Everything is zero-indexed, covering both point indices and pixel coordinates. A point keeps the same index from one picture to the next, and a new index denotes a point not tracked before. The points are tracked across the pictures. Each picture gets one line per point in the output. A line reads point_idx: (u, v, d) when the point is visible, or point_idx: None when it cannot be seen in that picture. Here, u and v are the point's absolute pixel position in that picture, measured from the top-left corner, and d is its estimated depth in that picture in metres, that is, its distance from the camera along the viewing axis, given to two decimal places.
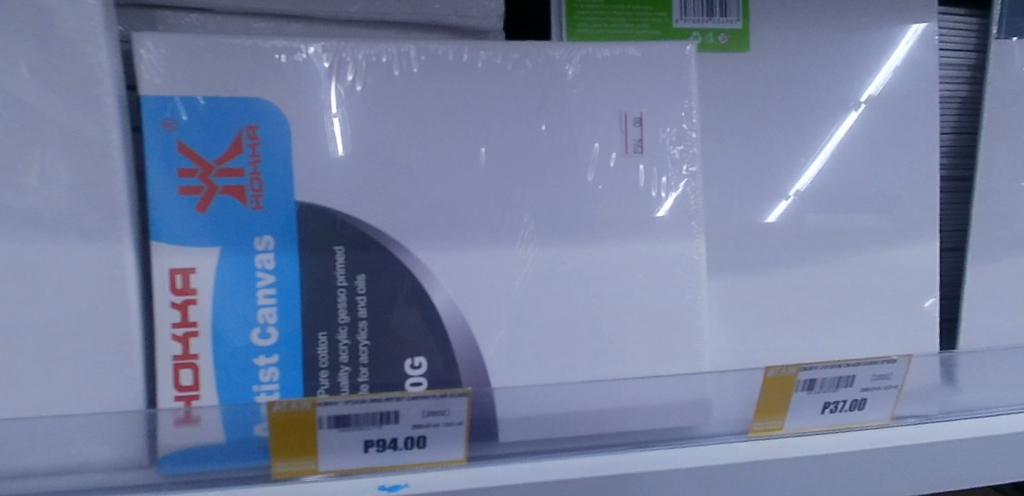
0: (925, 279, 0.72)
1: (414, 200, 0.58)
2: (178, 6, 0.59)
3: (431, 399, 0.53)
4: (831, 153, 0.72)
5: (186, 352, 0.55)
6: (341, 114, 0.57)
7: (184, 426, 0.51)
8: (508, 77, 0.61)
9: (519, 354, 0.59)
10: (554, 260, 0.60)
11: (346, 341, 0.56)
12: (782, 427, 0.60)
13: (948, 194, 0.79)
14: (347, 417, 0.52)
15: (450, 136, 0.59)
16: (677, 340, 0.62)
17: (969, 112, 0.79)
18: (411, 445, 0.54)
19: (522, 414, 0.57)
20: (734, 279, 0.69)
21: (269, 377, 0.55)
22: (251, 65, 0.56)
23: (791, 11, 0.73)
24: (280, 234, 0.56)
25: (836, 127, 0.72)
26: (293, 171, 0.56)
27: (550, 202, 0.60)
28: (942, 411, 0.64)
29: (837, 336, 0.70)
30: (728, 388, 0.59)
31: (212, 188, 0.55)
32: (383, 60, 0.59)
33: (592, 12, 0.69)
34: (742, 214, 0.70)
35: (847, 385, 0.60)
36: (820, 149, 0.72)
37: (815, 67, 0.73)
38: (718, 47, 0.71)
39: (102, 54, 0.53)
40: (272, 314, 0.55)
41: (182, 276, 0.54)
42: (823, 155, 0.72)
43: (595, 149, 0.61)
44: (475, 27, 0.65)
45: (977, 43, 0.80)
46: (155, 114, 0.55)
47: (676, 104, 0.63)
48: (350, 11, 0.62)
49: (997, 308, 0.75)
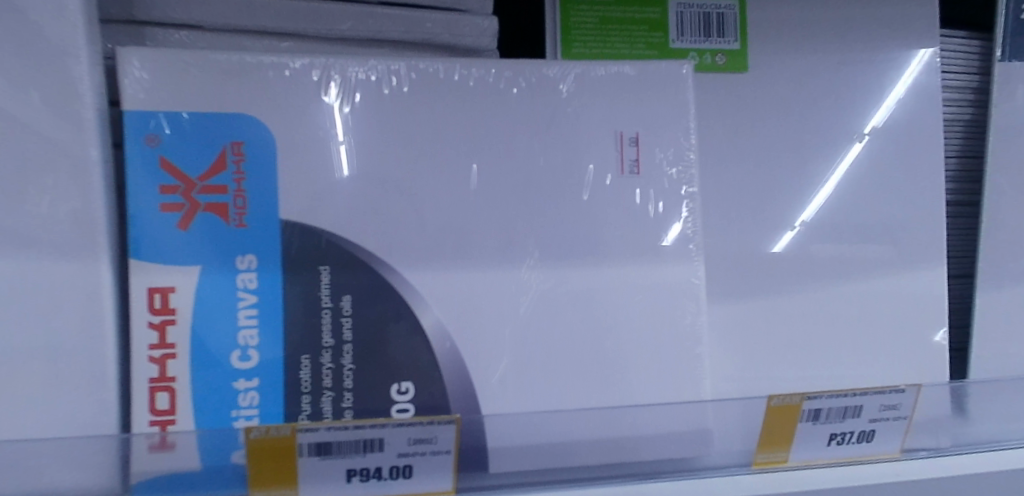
0: (933, 308, 0.70)
1: (403, 220, 0.57)
2: (167, 23, 0.59)
3: (417, 426, 0.50)
4: (841, 178, 0.70)
5: (164, 374, 0.53)
6: (333, 131, 0.56)
7: (158, 452, 0.49)
8: (501, 95, 0.59)
9: (512, 380, 0.57)
10: (549, 283, 0.58)
11: (330, 364, 0.54)
12: (786, 459, 0.57)
13: (956, 218, 0.77)
14: (329, 444, 0.50)
15: (440, 154, 0.58)
16: (676, 366, 0.59)
17: (972, 136, 0.78)
18: (395, 475, 0.51)
19: (514, 443, 0.55)
20: (736, 306, 0.67)
21: (248, 401, 0.53)
22: (237, 82, 0.55)
23: (790, 32, 0.72)
24: (262, 252, 0.54)
25: (841, 157, 0.71)
26: (277, 188, 0.55)
27: (544, 223, 0.59)
28: (954, 444, 0.61)
29: (842, 365, 0.68)
30: (730, 417, 0.57)
31: (194, 205, 0.53)
32: (372, 78, 0.57)
33: (587, 32, 0.68)
34: (743, 239, 0.68)
35: (854, 415, 0.57)
36: (832, 173, 0.70)
37: (816, 89, 0.71)
38: (715, 67, 0.70)
39: (83, 68, 0.52)
40: (253, 337, 0.54)
41: (161, 295, 0.53)
42: (827, 186, 0.70)
43: (590, 170, 0.60)
44: (469, 46, 0.65)
45: (981, 66, 0.78)
46: (138, 129, 0.54)
47: (673, 124, 0.62)
48: (342, 28, 0.61)
49: (1008, 337, 0.72)
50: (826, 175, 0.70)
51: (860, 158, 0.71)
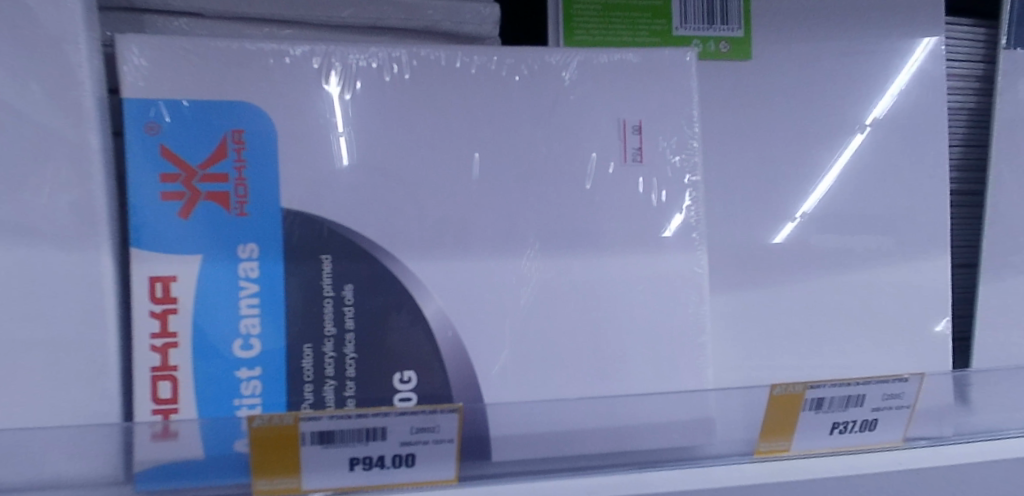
0: (936, 297, 0.70)
1: (405, 209, 0.56)
2: (166, 10, 0.58)
3: (420, 415, 0.50)
4: (843, 169, 0.70)
5: (166, 363, 0.52)
6: (333, 119, 0.56)
7: (160, 440, 0.49)
8: (503, 83, 0.59)
9: (514, 369, 0.57)
10: (551, 272, 0.58)
11: (333, 353, 0.54)
12: (789, 448, 0.57)
13: (959, 207, 0.76)
14: (331, 433, 0.50)
15: (442, 142, 0.58)
16: (678, 355, 0.59)
17: (977, 125, 0.77)
18: (398, 464, 0.51)
19: (517, 432, 0.55)
20: (738, 295, 0.67)
21: (251, 390, 0.53)
22: (237, 70, 0.55)
23: (794, 19, 0.71)
24: (264, 241, 0.54)
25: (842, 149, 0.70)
26: (278, 176, 0.54)
27: (547, 212, 0.58)
28: (956, 433, 0.60)
29: (844, 354, 0.68)
30: (733, 405, 0.56)
31: (194, 194, 0.53)
32: (373, 65, 0.57)
33: (590, 19, 0.68)
34: (745, 228, 0.68)
35: (857, 404, 0.57)
36: (834, 164, 0.70)
37: (819, 77, 0.71)
38: (718, 55, 0.69)
39: (82, 55, 0.52)
40: (255, 326, 0.53)
41: (162, 284, 0.53)
42: (828, 177, 0.70)
43: (592, 158, 0.59)
44: (470, 33, 0.64)
45: (985, 54, 0.78)
46: (138, 117, 0.53)
47: (676, 112, 0.61)
48: (343, 15, 0.61)
49: (1011, 326, 0.72)
50: (826, 166, 0.70)
51: (861, 150, 0.70)
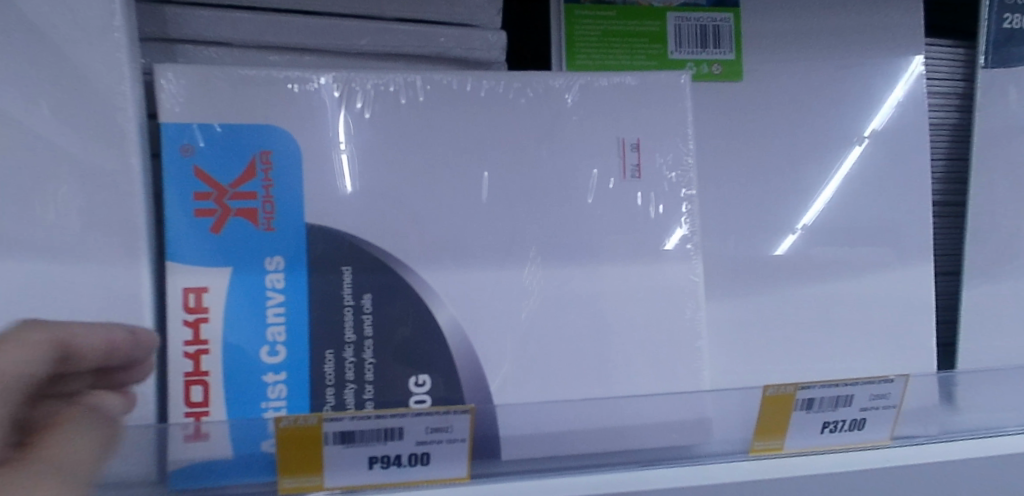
0: (920, 304, 0.73)
1: (418, 225, 0.60)
2: (197, 40, 0.62)
3: (435, 415, 0.54)
4: (841, 179, 0.74)
5: (198, 368, 0.56)
6: (334, 138, 0.60)
7: (193, 441, 0.53)
8: (509, 106, 0.63)
9: (523, 373, 0.61)
10: (557, 282, 0.62)
11: (352, 358, 0.58)
12: (782, 447, 0.60)
13: (942, 218, 0.80)
14: (352, 433, 0.53)
15: (453, 161, 0.62)
16: (676, 359, 0.63)
17: (958, 139, 0.81)
18: (414, 462, 0.55)
19: (525, 431, 0.58)
20: (733, 303, 0.71)
21: (277, 394, 0.57)
22: (264, 95, 0.59)
23: (783, 43, 0.75)
24: (289, 254, 0.58)
25: (842, 160, 0.75)
26: (303, 194, 0.58)
27: (551, 226, 0.62)
28: (942, 431, 0.64)
29: (834, 359, 0.71)
30: (729, 406, 0.60)
31: (225, 210, 0.57)
32: (390, 90, 0.61)
33: (590, 44, 0.72)
34: (739, 240, 0.72)
35: (847, 404, 0.61)
36: (832, 176, 0.74)
37: (808, 97, 0.75)
38: (711, 77, 0.74)
39: (125, 84, 0.56)
40: (281, 333, 0.57)
41: (195, 295, 0.57)
42: (829, 188, 0.74)
43: (594, 176, 0.63)
44: (479, 59, 0.68)
45: (964, 73, 0.82)
46: (174, 141, 0.57)
47: (674, 131, 0.66)
48: (360, 44, 0.65)
49: (994, 331, 0.76)
50: (828, 176, 0.74)
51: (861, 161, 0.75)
